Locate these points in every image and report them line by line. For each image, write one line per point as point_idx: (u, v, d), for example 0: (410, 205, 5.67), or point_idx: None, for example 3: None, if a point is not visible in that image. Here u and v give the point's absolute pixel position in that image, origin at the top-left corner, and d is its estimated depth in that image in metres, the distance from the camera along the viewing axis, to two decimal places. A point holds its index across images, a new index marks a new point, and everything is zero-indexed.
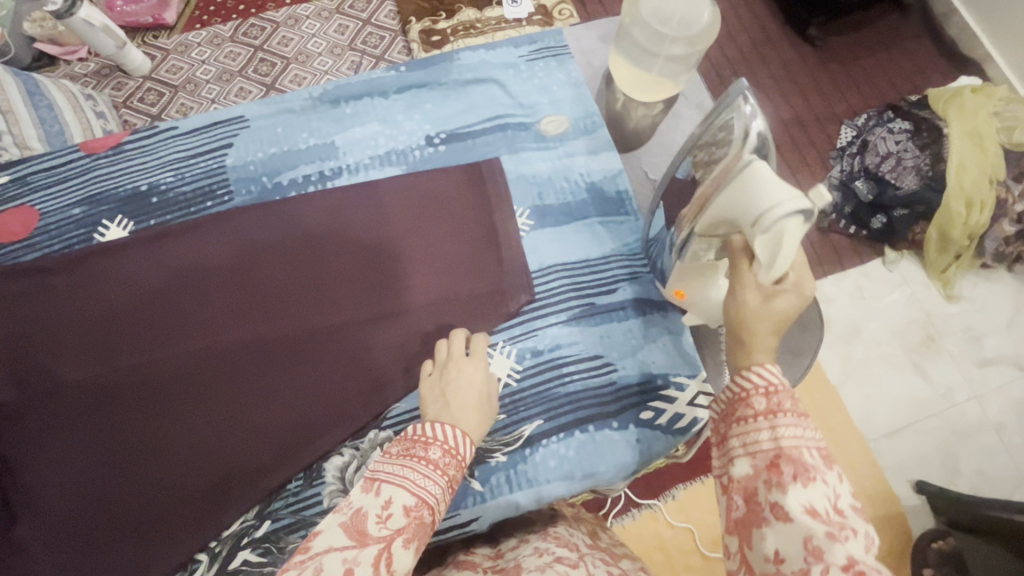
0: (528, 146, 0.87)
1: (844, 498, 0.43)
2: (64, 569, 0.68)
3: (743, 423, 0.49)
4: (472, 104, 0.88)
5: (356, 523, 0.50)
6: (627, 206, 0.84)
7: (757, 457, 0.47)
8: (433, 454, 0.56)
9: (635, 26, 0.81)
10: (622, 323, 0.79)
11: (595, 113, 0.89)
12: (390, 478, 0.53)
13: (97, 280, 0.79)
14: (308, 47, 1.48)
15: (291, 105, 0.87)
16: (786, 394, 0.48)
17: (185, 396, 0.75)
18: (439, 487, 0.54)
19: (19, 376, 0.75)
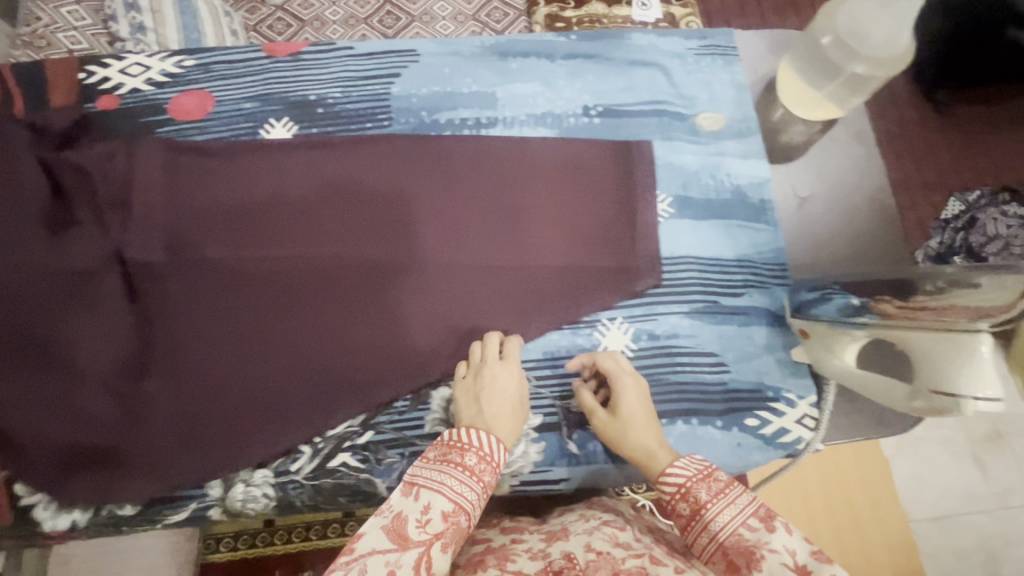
0: (681, 137, 0.87)
1: (801, 552, 0.52)
2: (179, 429, 0.71)
3: (688, 531, 0.58)
4: (634, 84, 0.89)
5: (397, 527, 0.53)
6: (768, 216, 0.84)
7: (715, 561, 0.55)
8: (469, 461, 0.59)
9: (825, 35, 0.80)
10: (745, 327, 0.79)
11: (753, 118, 0.89)
12: (428, 484, 0.56)
13: (253, 173, 0.82)
14: (435, 12, 1.89)
15: (461, 50, 0.89)
16: (698, 485, 0.59)
17: (310, 298, 0.77)
18: (475, 493, 0.58)
19: (166, 241, 0.78)
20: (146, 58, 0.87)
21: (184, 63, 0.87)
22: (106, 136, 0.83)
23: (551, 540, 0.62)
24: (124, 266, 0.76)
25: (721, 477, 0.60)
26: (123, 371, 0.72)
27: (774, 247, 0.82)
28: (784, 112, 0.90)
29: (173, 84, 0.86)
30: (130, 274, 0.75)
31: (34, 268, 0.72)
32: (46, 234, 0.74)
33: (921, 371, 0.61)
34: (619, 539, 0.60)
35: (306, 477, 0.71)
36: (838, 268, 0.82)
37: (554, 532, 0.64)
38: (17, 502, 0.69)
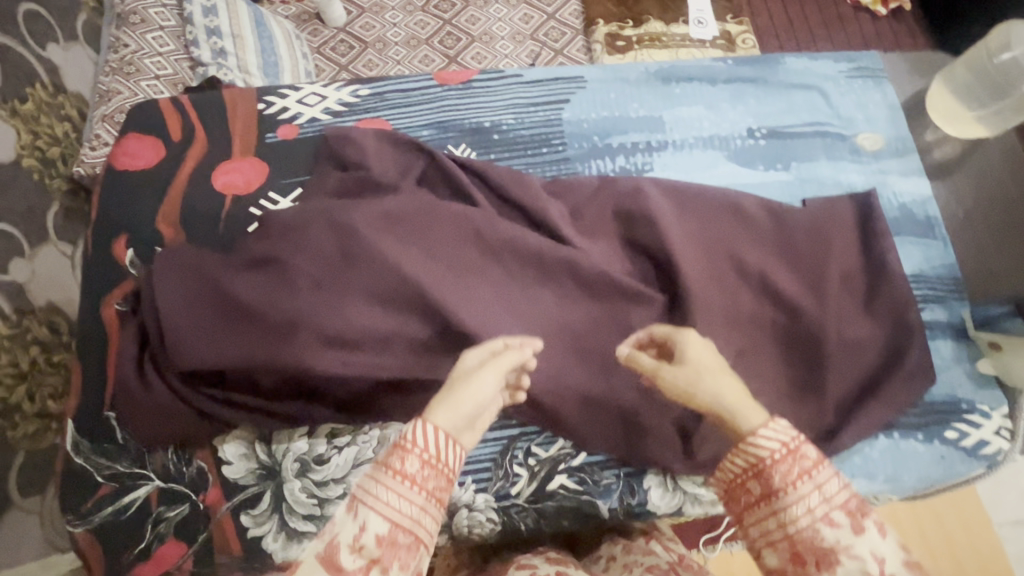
0: (845, 157, 0.89)
1: (889, 561, 0.48)
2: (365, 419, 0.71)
3: (752, 510, 0.53)
4: (794, 106, 0.91)
5: (330, 552, 0.47)
6: (938, 232, 0.86)
7: (779, 547, 0.51)
8: (409, 466, 0.49)
9: (1005, 54, 0.89)
10: (931, 342, 0.81)
11: (908, 137, 0.92)
12: (367, 499, 0.48)
13: (485, 227, 0.75)
14: (492, 29, 1.91)
15: (624, 76, 0.92)
16: (780, 463, 0.52)
17: (550, 360, 0.73)
18: (416, 504, 0.49)
19: (279, 280, 0.68)
20: (322, 88, 0.89)
21: (359, 92, 0.89)
22: (289, 164, 0.84)
23: None
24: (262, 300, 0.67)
25: (809, 454, 0.52)
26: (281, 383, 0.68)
27: (946, 261, 0.85)
28: (937, 134, 0.93)
29: (350, 112, 0.88)
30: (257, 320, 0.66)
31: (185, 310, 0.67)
32: (204, 271, 0.69)
33: None
34: None
35: (527, 500, 0.72)
36: (1007, 282, 0.85)
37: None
38: (245, 533, 0.69)
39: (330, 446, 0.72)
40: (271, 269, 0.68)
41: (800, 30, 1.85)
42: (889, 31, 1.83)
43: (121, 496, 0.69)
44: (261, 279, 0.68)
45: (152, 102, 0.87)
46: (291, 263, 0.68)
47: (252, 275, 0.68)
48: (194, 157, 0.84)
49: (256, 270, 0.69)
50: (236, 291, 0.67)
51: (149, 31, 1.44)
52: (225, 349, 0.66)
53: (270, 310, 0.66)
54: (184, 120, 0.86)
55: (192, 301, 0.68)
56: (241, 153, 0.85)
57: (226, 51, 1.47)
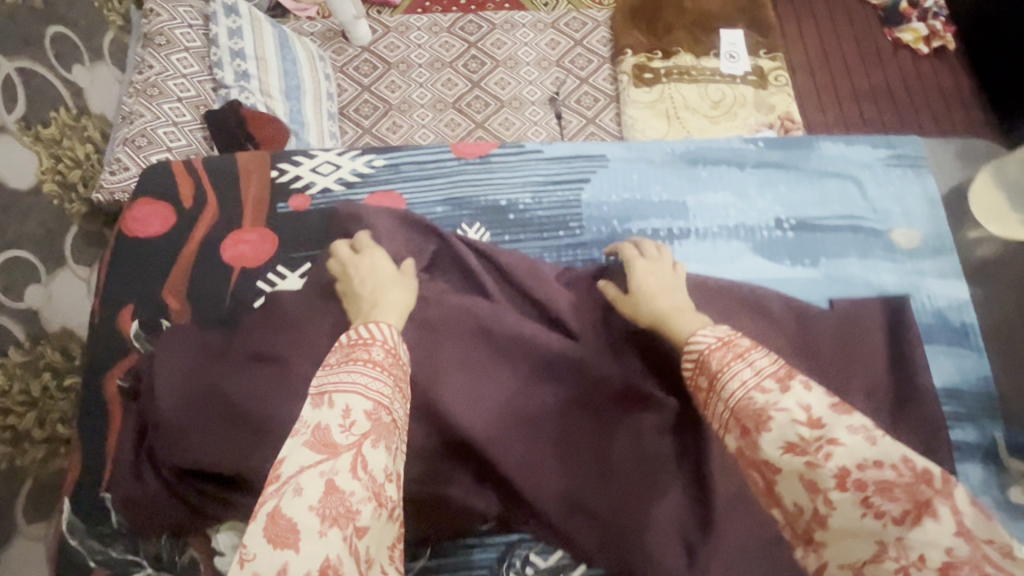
0: (878, 254, 0.85)
1: (817, 406, 0.50)
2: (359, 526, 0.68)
3: (707, 402, 0.57)
4: (827, 196, 0.87)
5: (320, 437, 0.49)
6: (974, 342, 0.81)
7: (732, 430, 0.54)
8: (375, 354, 0.57)
9: None
10: (960, 466, 0.76)
11: (948, 235, 0.86)
12: (339, 387, 0.53)
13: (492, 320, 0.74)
14: (518, 53, 1.75)
15: (649, 155, 0.89)
16: (716, 350, 0.57)
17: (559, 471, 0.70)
18: (386, 385, 0.55)
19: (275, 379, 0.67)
20: (338, 157, 0.88)
21: (374, 163, 0.87)
22: (297, 237, 0.82)
23: None
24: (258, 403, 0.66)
25: (743, 341, 0.57)
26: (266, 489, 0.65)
27: (982, 375, 0.80)
28: (979, 232, 0.88)
29: (364, 185, 0.86)
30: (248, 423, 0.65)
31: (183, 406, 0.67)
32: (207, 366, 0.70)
33: None
34: None
35: None
36: None
37: None
38: None
39: None
40: (271, 366, 0.68)
41: (835, 68, 1.69)
42: (931, 71, 1.66)
43: None
44: (258, 378, 0.67)
45: (168, 165, 0.87)
46: (292, 363, 0.68)
47: (253, 371, 0.68)
48: (204, 224, 0.83)
49: (255, 368, 0.68)
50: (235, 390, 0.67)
51: (173, 52, 1.37)
52: (216, 454, 0.64)
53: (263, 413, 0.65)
54: (198, 185, 0.85)
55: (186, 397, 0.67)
56: (251, 223, 0.83)
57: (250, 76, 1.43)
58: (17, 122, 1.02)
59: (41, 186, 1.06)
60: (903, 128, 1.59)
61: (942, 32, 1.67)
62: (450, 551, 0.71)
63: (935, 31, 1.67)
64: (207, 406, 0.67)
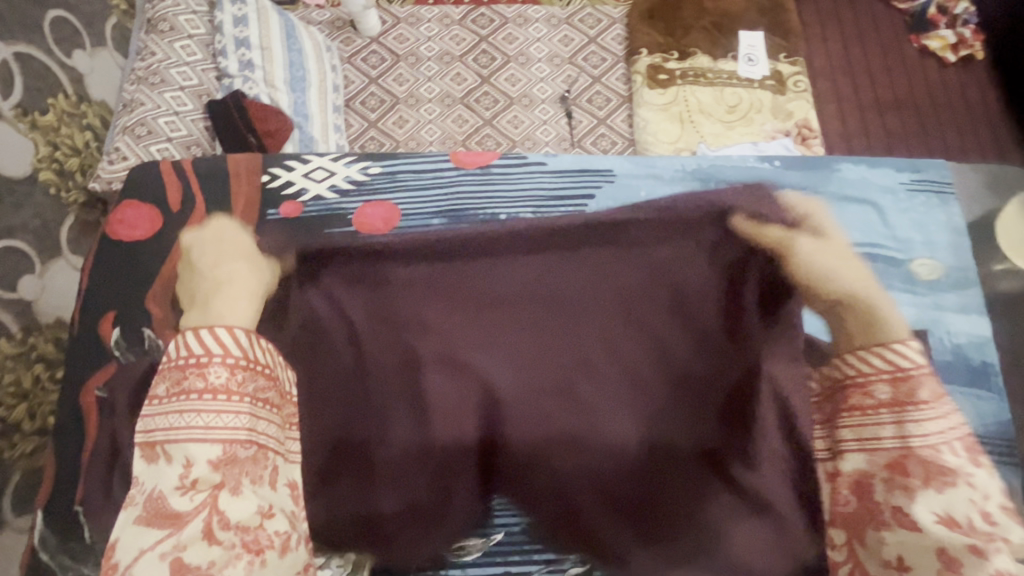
0: (897, 285, 0.80)
1: (992, 500, 0.63)
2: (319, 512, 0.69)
3: (864, 411, 0.68)
4: (844, 222, 0.82)
5: (154, 513, 0.59)
6: (993, 382, 0.77)
7: (881, 454, 0.65)
8: (214, 368, 0.66)
9: None
10: None
11: (971, 267, 0.82)
12: (182, 436, 0.62)
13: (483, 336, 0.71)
14: (530, 49, 1.70)
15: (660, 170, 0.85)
16: (921, 381, 0.68)
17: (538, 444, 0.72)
18: (241, 408, 0.64)
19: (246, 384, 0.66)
20: (333, 163, 0.85)
21: (370, 170, 0.84)
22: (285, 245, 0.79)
23: None
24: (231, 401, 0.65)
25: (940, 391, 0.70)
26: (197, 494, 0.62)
27: (1002, 419, 0.75)
28: (1006, 263, 0.83)
29: (358, 193, 0.82)
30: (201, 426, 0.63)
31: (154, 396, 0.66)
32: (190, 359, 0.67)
33: None
34: None
35: None
36: None
37: None
38: None
39: None
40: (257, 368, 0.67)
41: (858, 76, 1.62)
42: (958, 82, 1.59)
43: None
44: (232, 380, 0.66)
45: (157, 166, 0.83)
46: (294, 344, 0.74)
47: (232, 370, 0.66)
48: (191, 229, 0.80)
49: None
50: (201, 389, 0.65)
51: (177, 39, 1.33)
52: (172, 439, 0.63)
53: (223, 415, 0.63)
54: (186, 189, 0.82)
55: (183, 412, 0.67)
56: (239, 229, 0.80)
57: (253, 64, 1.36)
58: (13, 108, 0.97)
59: (38, 174, 1.02)
60: (925, 139, 1.52)
61: (971, 41, 1.60)
62: None
63: (965, 39, 1.60)
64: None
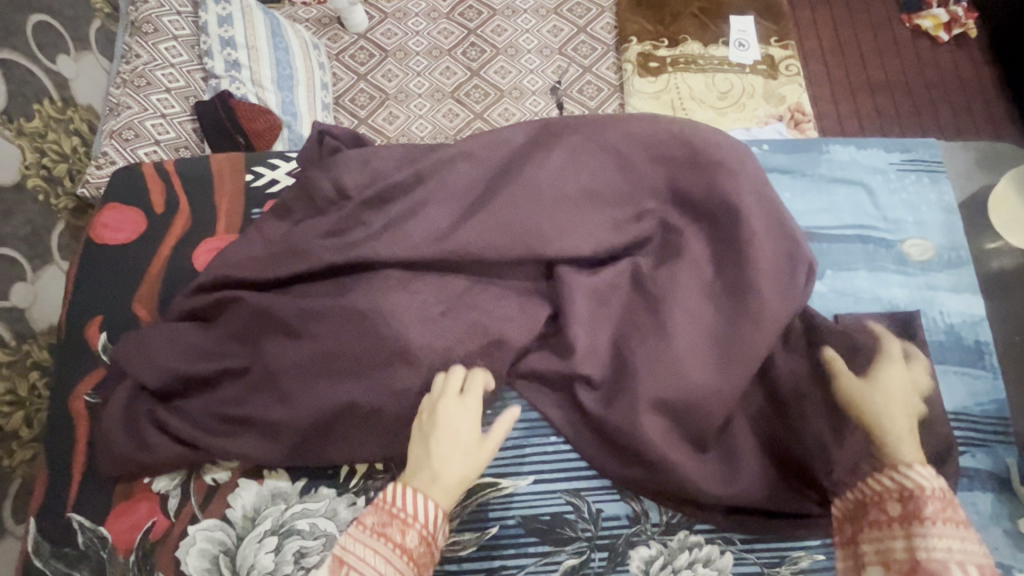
0: (888, 266, 0.80)
1: None
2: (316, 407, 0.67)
3: (879, 526, 0.63)
4: (834, 204, 0.82)
5: None
6: (987, 361, 0.77)
7: (896, 563, 0.60)
8: (408, 537, 0.60)
9: None
10: (968, 493, 0.72)
11: (964, 246, 0.81)
12: (354, 562, 0.61)
13: (472, 322, 0.70)
14: (519, 41, 1.68)
15: (643, 134, 0.79)
16: (929, 500, 0.62)
17: (583, 295, 0.73)
18: (400, 574, 0.59)
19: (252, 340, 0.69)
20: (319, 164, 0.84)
21: None
22: None
23: None
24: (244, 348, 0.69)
25: (948, 509, 0.62)
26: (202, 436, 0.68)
27: (994, 398, 0.75)
28: (999, 241, 0.82)
29: None
30: (212, 376, 0.69)
31: (161, 346, 0.70)
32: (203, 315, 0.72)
33: None
34: None
35: None
36: None
37: None
38: None
39: (297, 567, 0.67)
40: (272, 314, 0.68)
41: (851, 59, 1.60)
42: (952, 62, 1.58)
43: None
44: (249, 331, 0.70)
45: (139, 169, 0.82)
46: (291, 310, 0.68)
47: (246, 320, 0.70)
48: (176, 231, 0.79)
49: (234, 376, 0.69)
50: (213, 341, 0.70)
51: (161, 41, 1.31)
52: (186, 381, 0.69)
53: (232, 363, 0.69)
54: (170, 190, 0.81)
55: (178, 411, 0.69)
56: (224, 229, 0.79)
57: (240, 63, 1.34)
58: None
59: (26, 181, 1.02)
60: (919, 120, 1.51)
61: (964, 19, 1.58)
62: None
63: (957, 17, 1.57)
64: (202, 417, 0.68)
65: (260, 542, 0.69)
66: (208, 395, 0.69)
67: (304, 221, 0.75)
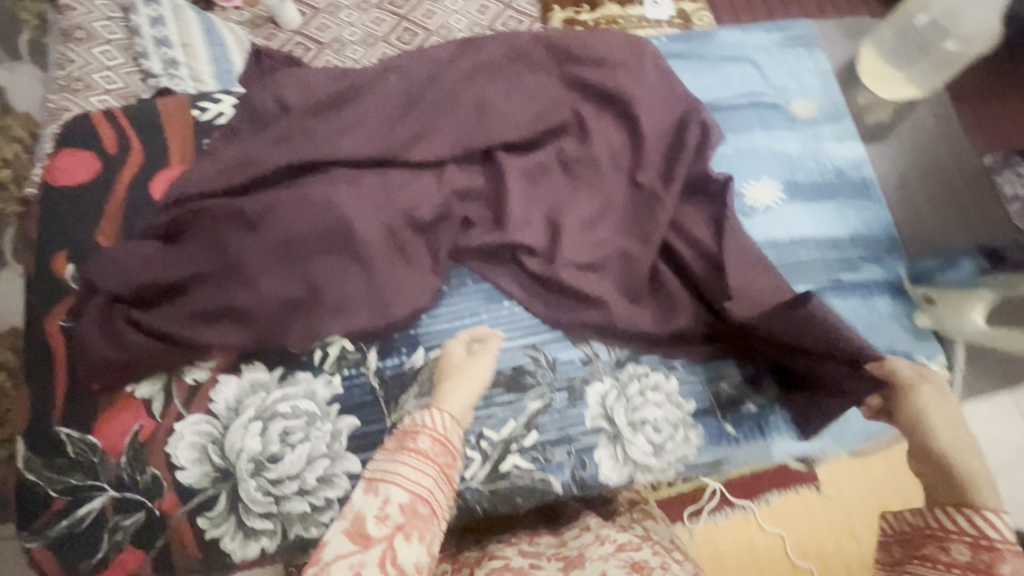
0: (780, 125, 0.91)
1: None
2: (284, 288, 0.72)
3: (921, 562, 0.57)
4: (728, 78, 0.93)
5: (356, 527, 0.53)
6: (873, 193, 0.88)
7: None
8: (422, 442, 0.59)
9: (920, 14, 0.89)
10: (871, 300, 0.82)
11: (842, 103, 0.93)
12: (387, 477, 0.56)
13: (414, 204, 0.78)
14: (449, 24, 1.73)
15: (550, 33, 0.89)
16: (1005, 551, 0.53)
17: (512, 172, 0.82)
18: (430, 475, 0.58)
19: (213, 240, 0.74)
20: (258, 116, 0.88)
21: None
22: None
23: (569, 568, 0.59)
24: (207, 249, 0.74)
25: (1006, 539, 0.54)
26: (180, 333, 0.72)
27: (884, 222, 0.86)
28: (868, 97, 0.95)
29: None
30: (179, 279, 0.73)
31: (125, 260, 0.74)
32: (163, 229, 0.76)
33: None
34: (636, 560, 0.59)
35: (481, 482, 0.73)
36: (944, 235, 0.87)
37: (571, 560, 0.61)
38: (203, 536, 0.70)
39: (283, 444, 0.73)
40: (232, 213, 0.74)
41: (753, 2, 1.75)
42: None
43: (76, 508, 0.70)
44: (211, 233, 0.75)
45: (86, 118, 0.86)
46: (248, 206, 0.74)
47: (207, 224, 0.75)
48: (130, 168, 0.84)
49: (201, 276, 0.74)
50: (178, 248, 0.75)
51: (96, 46, 1.23)
52: (155, 288, 0.73)
53: (197, 264, 0.73)
54: (120, 131, 0.86)
55: (153, 315, 0.73)
56: (178, 160, 0.84)
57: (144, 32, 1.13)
58: None
59: None
60: None
61: None
62: None
63: None
64: (178, 318, 0.73)
65: (246, 427, 0.74)
66: (180, 298, 0.74)
67: (252, 136, 0.81)
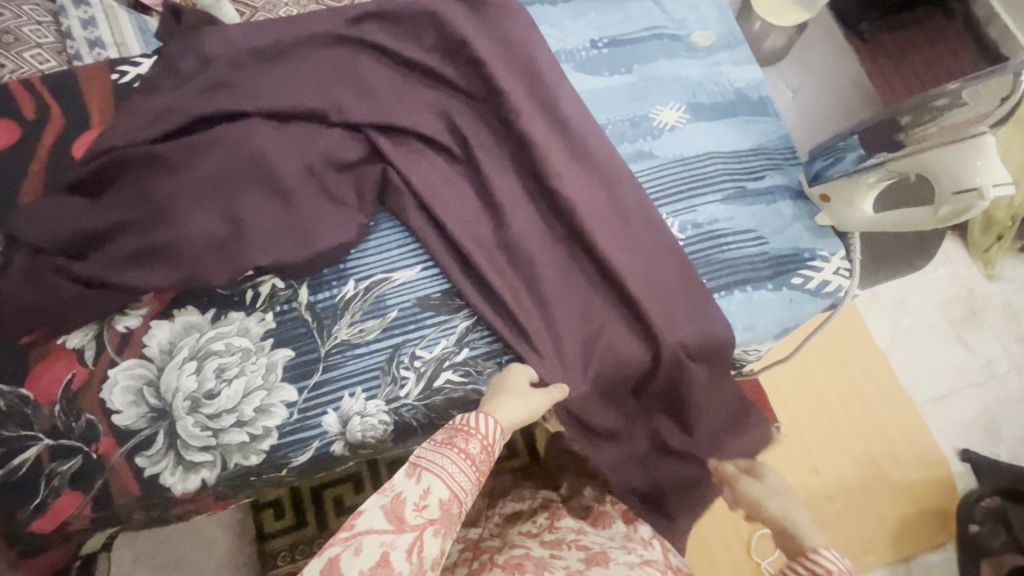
0: (681, 54, 0.97)
1: None
2: (211, 226, 0.75)
3: None
4: (631, 15, 0.98)
5: (394, 510, 0.53)
6: (770, 109, 0.94)
7: None
8: (472, 447, 0.58)
9: None
10: (774, 203, 0.88)
11: (737, 32, 1.00)
12: (429, 467, 0.56)
13: (331, 142, 0.81)
14: None
15: None
16: None
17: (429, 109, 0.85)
18: (469, 480, 0.58)
19: (137, 188, 0.76)
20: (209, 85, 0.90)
21: None
22: None
23: (591, 561, 0.68)
24: (131, 196, 0.75)
25: None
26: (107, 277, 0.73)
27: (780, 135, 0.93)
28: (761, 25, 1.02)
29: None
30: (102, 227, 0.74)
31: (46, 213, 0.74)
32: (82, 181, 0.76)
33: (936, 182, 0.72)
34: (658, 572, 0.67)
35: (416, 398, 0.76)
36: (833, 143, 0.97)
37: (594, 554, 0.70)
38: (142, 473, 0.71)
39: (219, 380, 0.74)
40: (153, 160, 0.76)
41: None
42: None
43: (9, 459, 0.70)
44: (132, 181, 0.76)
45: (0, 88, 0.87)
46: (168, 152, 0.76)
47: (128, 173, 0.76)
48: (51, 134, 0.85)
49: (126, 222, 0.75)
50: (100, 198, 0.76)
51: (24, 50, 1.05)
52: (78, 236, 0.74)
53: (121, 211, 0.75)
54: (36, 98, 0.86)
55: (78, 263, 0.74)
56: (100, 122, 0.86)
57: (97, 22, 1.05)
58: None
59: None
60: None
61: None
62: (340, 362, 0.77)
63: None
64: (105, 263, 0.74)
65: (180, 367, 0.75)
66: (106, 244, 0.75)
67: (169, 90, 0.83)
